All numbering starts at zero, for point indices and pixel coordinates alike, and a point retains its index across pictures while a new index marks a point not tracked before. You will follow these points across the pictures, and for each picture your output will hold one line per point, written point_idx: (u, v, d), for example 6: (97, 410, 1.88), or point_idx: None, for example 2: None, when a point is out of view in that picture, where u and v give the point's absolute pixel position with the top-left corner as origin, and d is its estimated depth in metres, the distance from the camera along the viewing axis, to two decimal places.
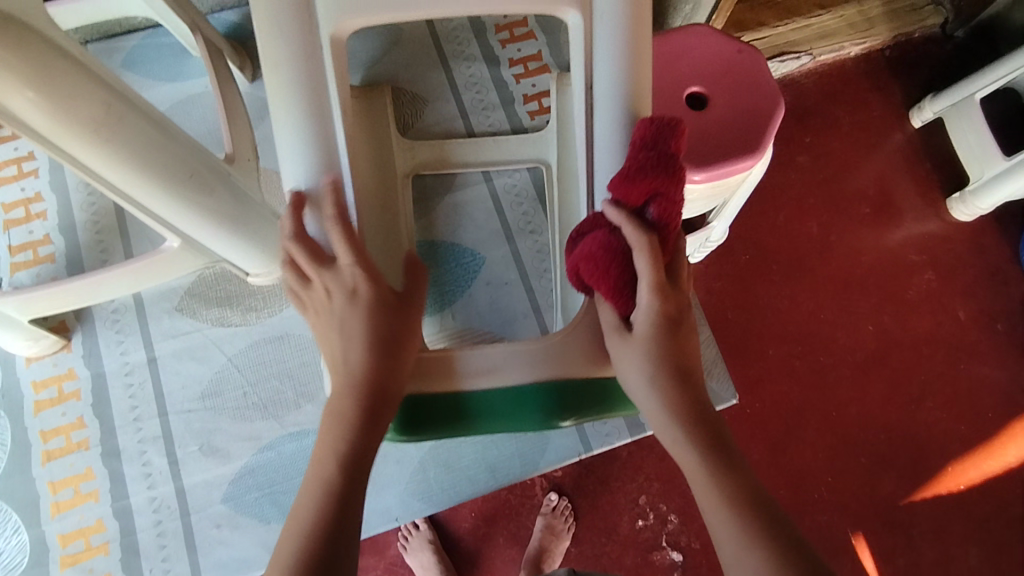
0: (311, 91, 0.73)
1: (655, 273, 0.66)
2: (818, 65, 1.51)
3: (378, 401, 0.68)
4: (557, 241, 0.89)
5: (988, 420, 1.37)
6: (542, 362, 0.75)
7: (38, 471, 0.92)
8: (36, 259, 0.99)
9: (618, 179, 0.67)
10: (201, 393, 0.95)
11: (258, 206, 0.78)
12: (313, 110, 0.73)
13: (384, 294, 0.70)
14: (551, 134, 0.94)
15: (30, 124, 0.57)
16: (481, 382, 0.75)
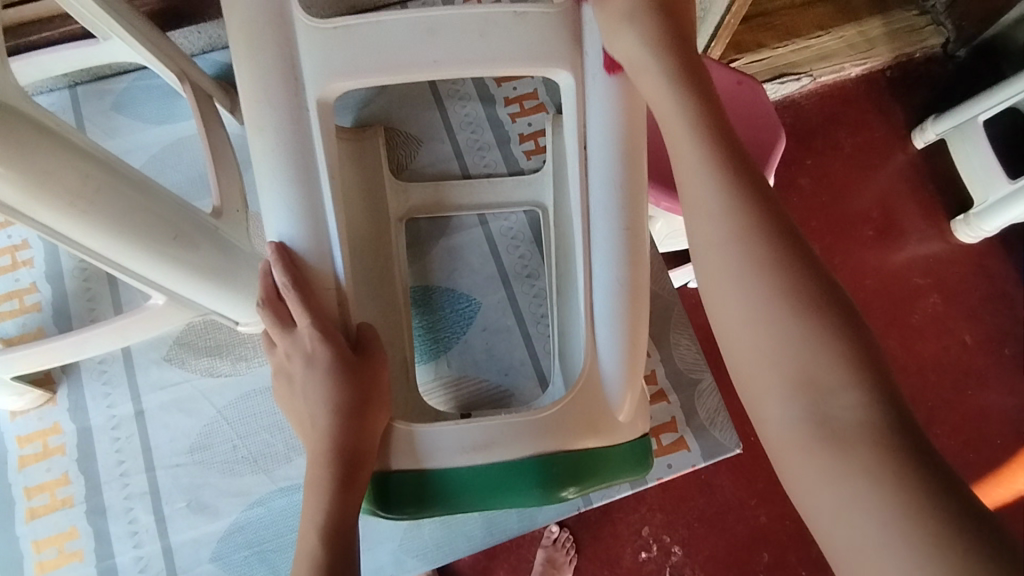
0: (300, 158, 0.71)
1: None
2: (819, 87, 1.49)
3: (353, 465, 0.69)
4: (554, 289, 0.87)
5: (998, 446, 1.34)
6: (516, 438, 0.70)
7: (22, 530, 0.89)
8: (21, 308, 0.96)
9: None
10: (190, 447, 0.93)
11: (244, 263, 0.76)
12: (301, 172, 0.71)
13: (344, 355, 0.71)
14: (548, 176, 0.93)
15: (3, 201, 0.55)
16: (468, 458, 0.70)
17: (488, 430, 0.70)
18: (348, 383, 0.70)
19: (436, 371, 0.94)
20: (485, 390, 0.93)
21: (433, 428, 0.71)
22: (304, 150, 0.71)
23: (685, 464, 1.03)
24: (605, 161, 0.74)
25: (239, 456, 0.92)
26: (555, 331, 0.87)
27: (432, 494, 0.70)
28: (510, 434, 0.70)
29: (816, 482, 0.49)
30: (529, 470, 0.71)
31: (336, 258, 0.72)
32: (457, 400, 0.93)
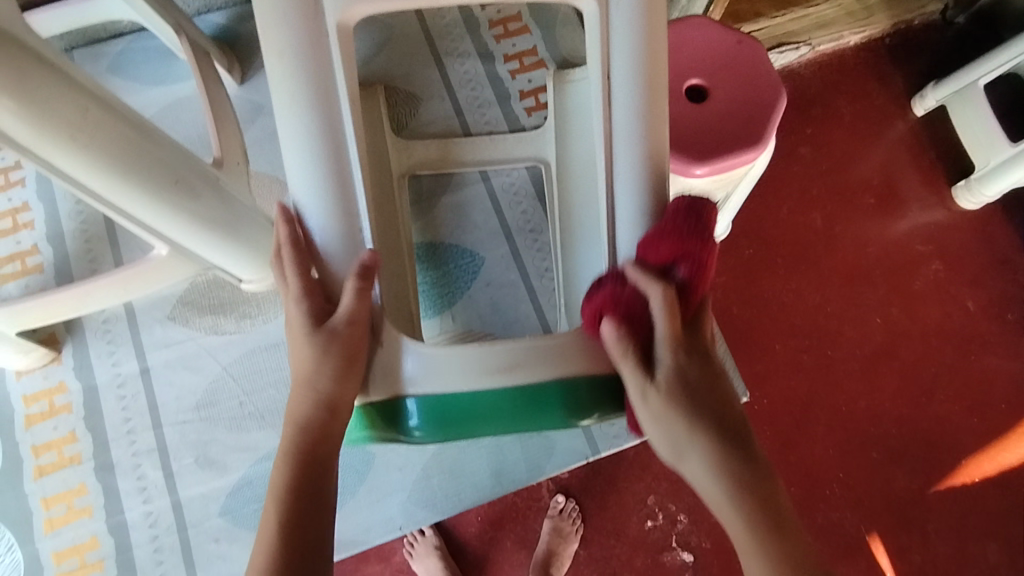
0: (318, 97, 0.69)
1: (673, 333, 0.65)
2: (818, 56, 1.48)
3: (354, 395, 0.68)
4: (557, 238, 0.88)
5: (1000, 411, 1.34)
6: (540, 357, 0.68)
7: (31, 487, 0.90)
8: (24, 269, 0.96)
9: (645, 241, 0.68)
10: (196, 404, 0.92)
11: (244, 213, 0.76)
12: (321, 119, 0.69)
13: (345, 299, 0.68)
14: (551, 129, 0.92)
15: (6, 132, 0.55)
16: (490, 381, 0.68)
17: (511, 352, 0.68)
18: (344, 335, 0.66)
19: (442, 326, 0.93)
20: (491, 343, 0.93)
21: (451, 351, 0.68)
22: (327, 90, 0.70)
23: None
24: (623, 105, 0.72)
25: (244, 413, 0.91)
26: (560, 280, 0.87)
27: (442, 417, 0.68)
28: (534, 357, 0.68)
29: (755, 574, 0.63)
30: (547, 395, 0.69)
31: (357, 206, 0.71)
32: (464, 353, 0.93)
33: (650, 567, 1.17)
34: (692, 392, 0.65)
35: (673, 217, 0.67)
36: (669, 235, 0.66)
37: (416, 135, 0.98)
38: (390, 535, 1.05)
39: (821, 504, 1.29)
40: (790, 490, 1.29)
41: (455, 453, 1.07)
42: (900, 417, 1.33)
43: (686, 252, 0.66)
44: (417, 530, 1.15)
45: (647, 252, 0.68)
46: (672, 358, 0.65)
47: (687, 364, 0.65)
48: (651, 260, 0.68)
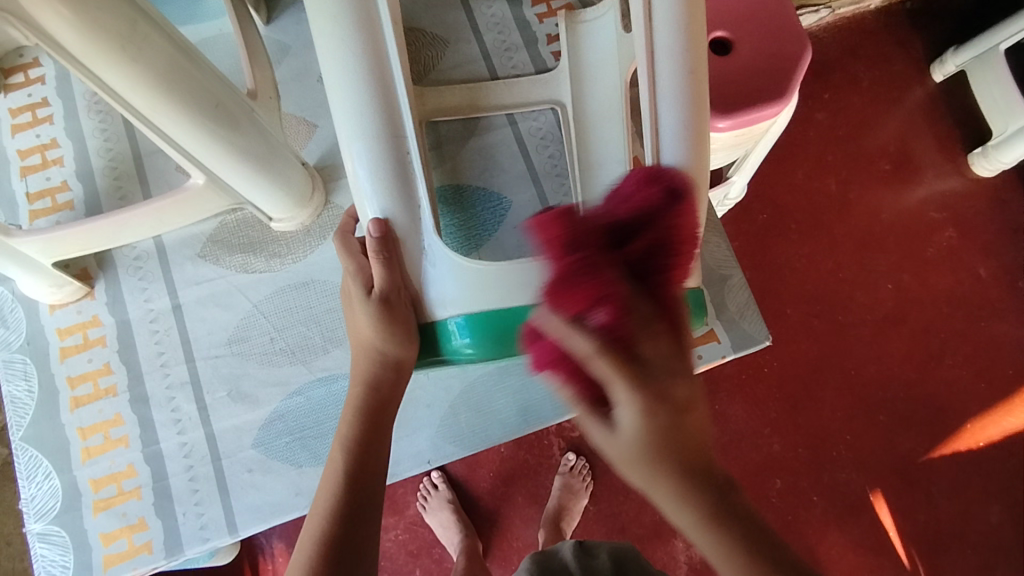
0: (363, 21, 0.57)
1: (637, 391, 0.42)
2: (837, 19, 1.42)
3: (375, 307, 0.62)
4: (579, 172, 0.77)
5: (1009, 377, 1.28)
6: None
7: (67, 419, 0.73)
8: (54, 207, 0.79)
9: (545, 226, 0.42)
10: (228, 339, 0.76)
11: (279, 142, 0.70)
12: (374, 66, 0.57)
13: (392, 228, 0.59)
14: (565, 65, 0.80)
15: (45, 32, 0.45)
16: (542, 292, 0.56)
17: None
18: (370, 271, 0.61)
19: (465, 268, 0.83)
20: None
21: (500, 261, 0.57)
22: (373, 41, 0.57)
23: (714, 356, 0.88)
24: (663, 26, 0.61)
25: (278, 348, 0.75)
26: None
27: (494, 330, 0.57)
28: None
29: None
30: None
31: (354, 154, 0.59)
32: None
33: (658, 524, 1.17)
34: (668, 432, 0.45)
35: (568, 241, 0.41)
36: (619, 240, 0.42)
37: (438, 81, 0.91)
38: (418, 472, 0.84)
39: (828, 465, 1.24)
40: (796, 452, 1.24)
41: (483, 386, 0.86)
42: (908, 384, 1.27)
43: (645, 264, 0.42)
44: (430, 484, 1.17)
45: (554, 281, 0.41)
46: (639, 409, 0.42)
47: (656, 407, 0.43)
48: (558, 293, 0.41)
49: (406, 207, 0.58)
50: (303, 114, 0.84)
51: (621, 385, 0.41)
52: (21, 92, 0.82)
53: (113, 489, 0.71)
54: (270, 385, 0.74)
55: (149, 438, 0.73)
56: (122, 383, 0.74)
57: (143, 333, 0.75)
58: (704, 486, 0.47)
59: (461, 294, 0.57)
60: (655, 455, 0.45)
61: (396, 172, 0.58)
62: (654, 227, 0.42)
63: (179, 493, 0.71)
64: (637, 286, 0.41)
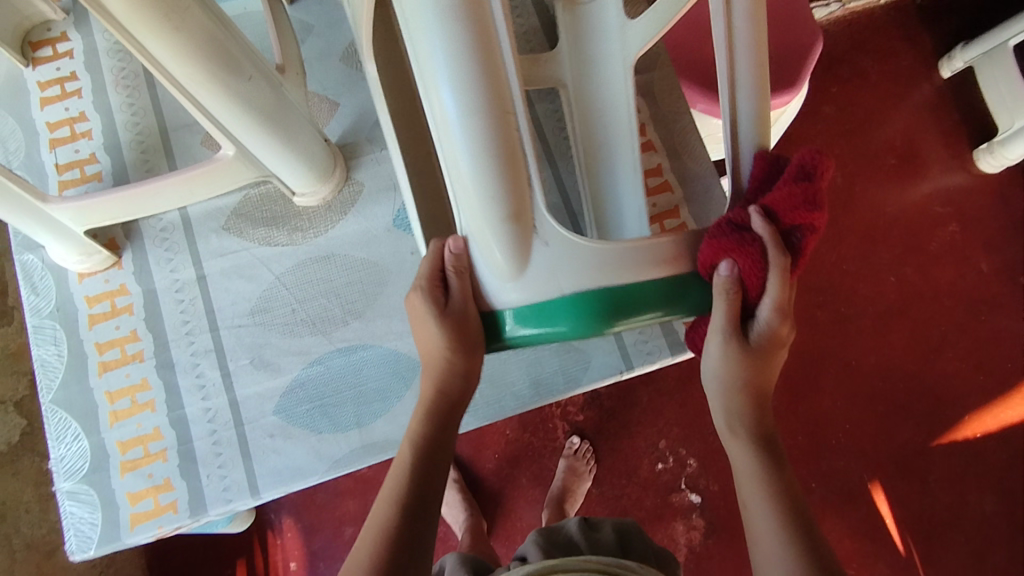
0: (475, 28, 0.53)
1: (783, 291, 0.56)
2: (847, 13, 1.43)
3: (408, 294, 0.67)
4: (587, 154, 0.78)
5: (1007, 371, 1.30)
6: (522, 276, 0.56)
7: (95, 382, 0.75)
8: (83, 178, 0.81)
9: (786, 193, 0.54)
10: (250, 309, 0.78)
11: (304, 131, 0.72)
12: (478, 46, 0.53)
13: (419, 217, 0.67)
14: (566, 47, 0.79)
15: (95, 1, 0.47)
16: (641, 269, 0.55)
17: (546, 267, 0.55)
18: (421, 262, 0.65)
19: None
20: None
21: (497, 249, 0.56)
22: (488, 50, 0.53)
23: None
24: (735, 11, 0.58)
25: (299, 319, 0.78)
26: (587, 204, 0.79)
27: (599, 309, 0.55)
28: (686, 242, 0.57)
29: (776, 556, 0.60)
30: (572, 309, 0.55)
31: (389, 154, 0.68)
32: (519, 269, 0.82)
33: (659, 507, 1.20)
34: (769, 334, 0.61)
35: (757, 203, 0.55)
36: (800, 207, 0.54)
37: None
38: None
39: (827, 453, 1.27)
40: (796, 440, 1.27)
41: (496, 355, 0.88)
42: (907, 375, 1.29)
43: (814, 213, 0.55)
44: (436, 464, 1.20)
45: (780, 204, 0.54)
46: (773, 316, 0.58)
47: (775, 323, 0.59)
48: (782, 215, 0.55)
49: (507, 195, 0.54)
50: (325, 92, 0.86)
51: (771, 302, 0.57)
52: (49, 66, 0.84)
53: (140, 451, 0.74)
54: (291, 354, 0.77)
55: (174, 403, 0.75)
56: (148, 349, 0.76)
57: (168, 302, 0.77)
58: (755, 408, 0.66)
59: (571, 274, 0.55)
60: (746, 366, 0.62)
61: (510, 183, 0.54)
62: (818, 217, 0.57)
63: (203, 455, 0.74)
64: (782, 245, 0.55)
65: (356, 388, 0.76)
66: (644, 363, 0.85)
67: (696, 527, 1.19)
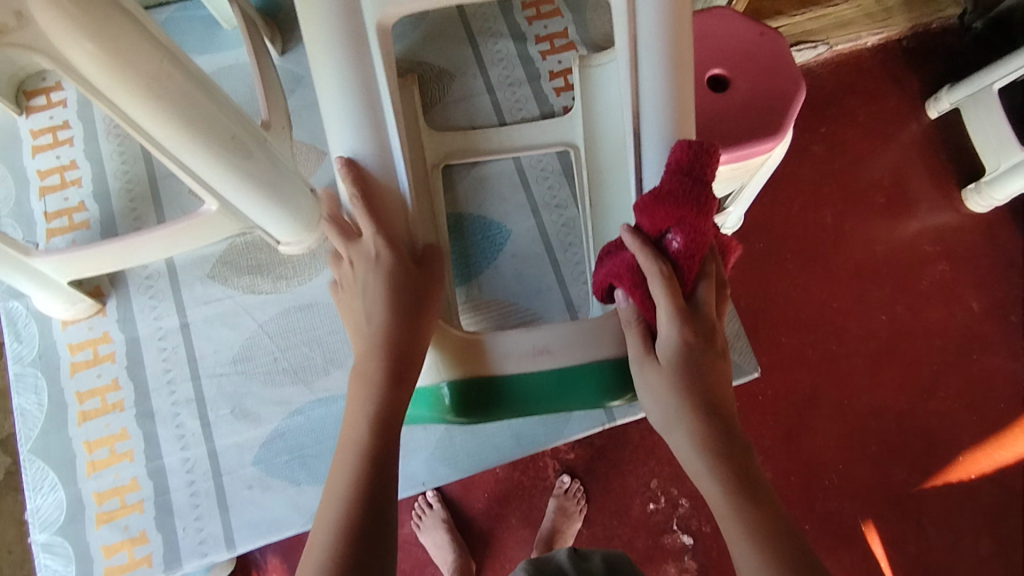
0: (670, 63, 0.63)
1: (673, 298, 0.57)
2: (835, 55, 1.44)
3: (400, 372, 0.60)
4: (587, 220, 0.80)
5: (1000, 411, 1.28)
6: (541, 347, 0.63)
7: (73, 432, 0.75)
8: (71, 225, 0.82)
9: (646, 202, 0.59)
10: (233, 357, 0.78)
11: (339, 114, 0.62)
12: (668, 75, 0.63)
13: (405, 267, 0.61)
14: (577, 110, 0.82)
15: (77, 70, 0.49)
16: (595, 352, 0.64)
17: (550, 334, 0.64)
18: (411, 291, 0.61)
19: (461, 298, 0.83)
20: (505, 311, 0.83)
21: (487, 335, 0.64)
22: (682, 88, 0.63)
23: None
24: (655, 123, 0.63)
25: (280, 368, 0.78)
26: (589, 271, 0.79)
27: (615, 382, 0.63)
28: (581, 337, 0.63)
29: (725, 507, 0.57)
30: (582, 376, 0.64)
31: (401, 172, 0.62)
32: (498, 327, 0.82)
33: (650, 549, 1.08)
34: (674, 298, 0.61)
35: (673, 176, 0.58)
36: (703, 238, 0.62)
37: (440, 125, 0.89)
38: (411, 494, 0.85)
39: (821, 494, 1.24)
40: (789, 480, 1.25)
41: None
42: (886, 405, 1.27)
43: (685, 217, 0.57)
44: (425, 502, 1.09)
45: (645, 213, 0.59)
46: (678, 325, 0.58)
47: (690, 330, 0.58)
48: (649, 225, 0.59)
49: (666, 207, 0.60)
50: (313, 142, 0.87)
51: (665, 297, 0.57)
52: (42, 115, 0.85)
53: (116, 502, 0.73)
54: (272, 404, 0.77)
55: (152, 453, 0.75)
56: (128, 398, 0.76)
57: (151, 351, 0.78)
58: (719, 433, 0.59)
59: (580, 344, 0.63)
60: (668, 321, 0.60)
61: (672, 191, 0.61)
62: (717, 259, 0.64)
63: (180, 507, 0.73)
64: (661, 259, 0.58)
65: (337, 437, 0.76)
66: (624, 413, 0.87)
67: (688, 569, 1.08)
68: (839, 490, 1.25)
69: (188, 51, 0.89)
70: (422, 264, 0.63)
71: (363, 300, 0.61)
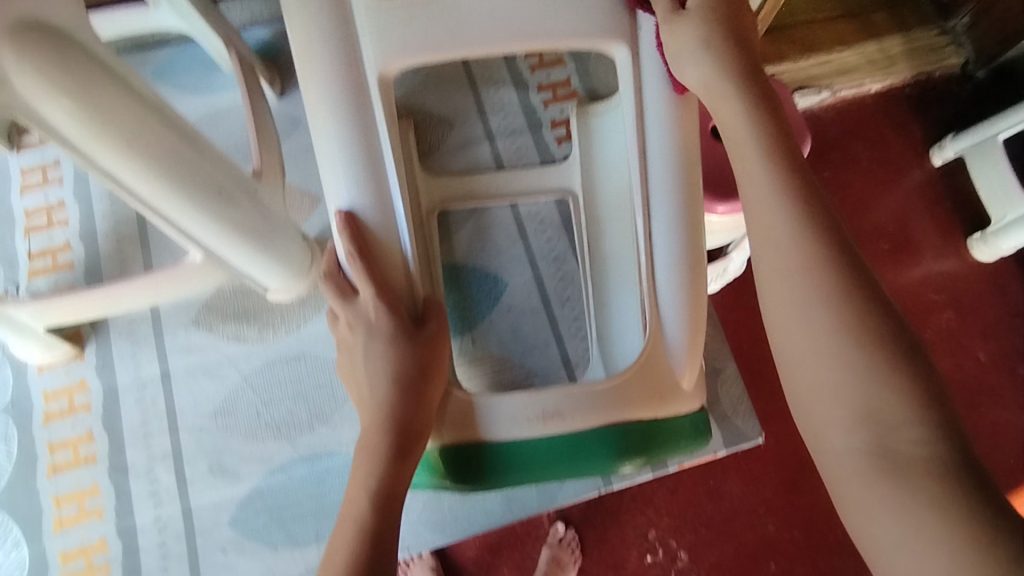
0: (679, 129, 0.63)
1: None
2: (838, 100, 1.34)
3: (402, 445, 0.58)
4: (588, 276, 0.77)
5: (1009, 467, 1.17)
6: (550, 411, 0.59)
7: (42, 485, 0.71)
8: (54, 267, 0.80)
9: None
10: (213, 410, 0.75)
11: (335, 165, 0.60)
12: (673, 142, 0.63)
13: (405, 329, 0.59)
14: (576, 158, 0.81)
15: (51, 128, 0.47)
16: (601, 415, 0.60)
17: (558, 399, 0.60)
18: (411, 355, 0.59)
19: (457, 350, 0.80)
20: (499, 368, 0.80)
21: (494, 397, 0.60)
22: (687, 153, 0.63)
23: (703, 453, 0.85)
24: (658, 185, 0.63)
25: (263, 422, 0.75)
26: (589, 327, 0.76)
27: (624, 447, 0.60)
28: (583, 404, 0.60)
29: (892, 535, 0.43)
30: (592, 442, 0.60)
31: (402, 228, 0.61)
32: (494, 384, 0.79)
33: None
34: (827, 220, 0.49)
35: None
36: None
37: (439, 169, 0.87)
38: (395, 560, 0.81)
39: None
40: None
41: None
42: (990, 443, 1.15)
43: None
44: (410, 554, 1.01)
45: None
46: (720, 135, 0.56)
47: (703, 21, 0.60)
48: None
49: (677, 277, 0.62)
50: (307, 186, 0.85)
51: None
52: (34, 153, 0.84)
53: (83, 563, 0.69)
54: (252, 460, 0.73)
55: (123, 510, 0.71)
56: (102, 451, 0.73)
57: (129, 401, 0.75)
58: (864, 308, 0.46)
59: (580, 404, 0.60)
60: (827, 257, 0.48)
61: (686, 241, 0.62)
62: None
63: (150, 570, 0.69)
64: None
65: (319, 498, 0.72)
66: (620, 480, 0.84)
67: None
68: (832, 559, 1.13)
69: (184, 92, 0.88)
70: (424, 323, 0.61)
71: (365, 367, 0.60)
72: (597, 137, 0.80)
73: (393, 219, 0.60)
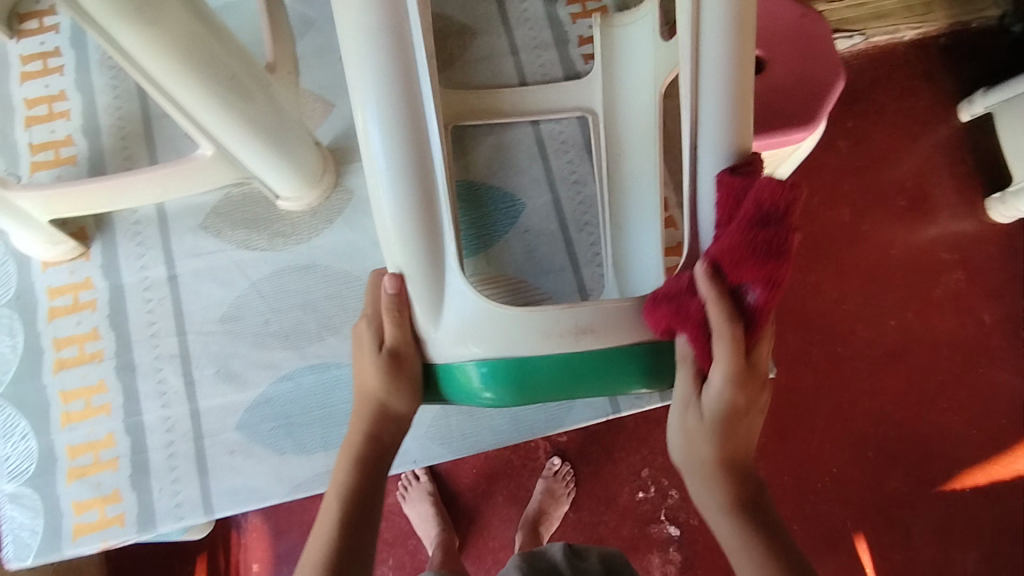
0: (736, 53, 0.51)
1: (735, 359, 0.50)
2: (870, 48, 1.26)
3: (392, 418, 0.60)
4: (602, 195, 0.74)
5: (1001, 428, 1.15)
6: (580, 329, 0.52)
7: (48, 379, 0.71)
8: (56, 160, 0.77)
9: (731, 242, 0.48)
10: (221, 315, 0.74)
11: (362, 82, 0.50)
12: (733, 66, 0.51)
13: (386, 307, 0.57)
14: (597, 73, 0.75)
15: None
16: (628, 334, 0.53)
17: (593, 314, 0.52)
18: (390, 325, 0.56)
19: (469, 268, 0.77)
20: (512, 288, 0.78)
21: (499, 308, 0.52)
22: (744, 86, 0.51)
23: None
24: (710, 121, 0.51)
25: (271, 330, 0.74)
26: (606, 250, 0.73)
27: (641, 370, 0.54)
28: (614, 322, 0.52)
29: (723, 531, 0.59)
30: (626, 361, 0.53)
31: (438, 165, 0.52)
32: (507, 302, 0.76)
33: (635, 538, 1.05)
34: (729, 416, 0.54)
35: (755, 217, 0.47)
36: (753, 255, 0.47)
37: (461, 82, 0.83)
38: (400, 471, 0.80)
39: (811, 495, 1.13)
40: (781, 481, 1.13)
41: None
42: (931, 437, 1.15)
43: (771, 270, 0.47)
44: (411, 474, 1.06)
45: (724, 257, 0.48)
46: (729, 383, 0.52)
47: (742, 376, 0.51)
48: (727, 270, 0.49)
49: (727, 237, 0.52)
50: (321, 91, 0.81)
51: (718, 322, 0.49)
52: (34, 40, 0.79)
53: (90, 457, 0.69)
54: (259, 367, 0.73)
55: (131, 408, 0.71)
56: (109, 349, 0.72)
57: (135, 301, 0.73)
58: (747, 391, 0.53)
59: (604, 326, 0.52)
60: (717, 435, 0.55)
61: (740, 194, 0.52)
62: (782, 236, 0.46)
63: (156, 468, 0.70)
64: (731, 312, 0.49)
65: (326, 406, 0.72)
66: (629, 405, 0.82)
67: (671, 560, 1.04)
68: (815, 507, 1.13)
69: None
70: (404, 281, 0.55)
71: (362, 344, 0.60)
72: (620, 49, 0.73)
73: (427, 148, 0.51)
